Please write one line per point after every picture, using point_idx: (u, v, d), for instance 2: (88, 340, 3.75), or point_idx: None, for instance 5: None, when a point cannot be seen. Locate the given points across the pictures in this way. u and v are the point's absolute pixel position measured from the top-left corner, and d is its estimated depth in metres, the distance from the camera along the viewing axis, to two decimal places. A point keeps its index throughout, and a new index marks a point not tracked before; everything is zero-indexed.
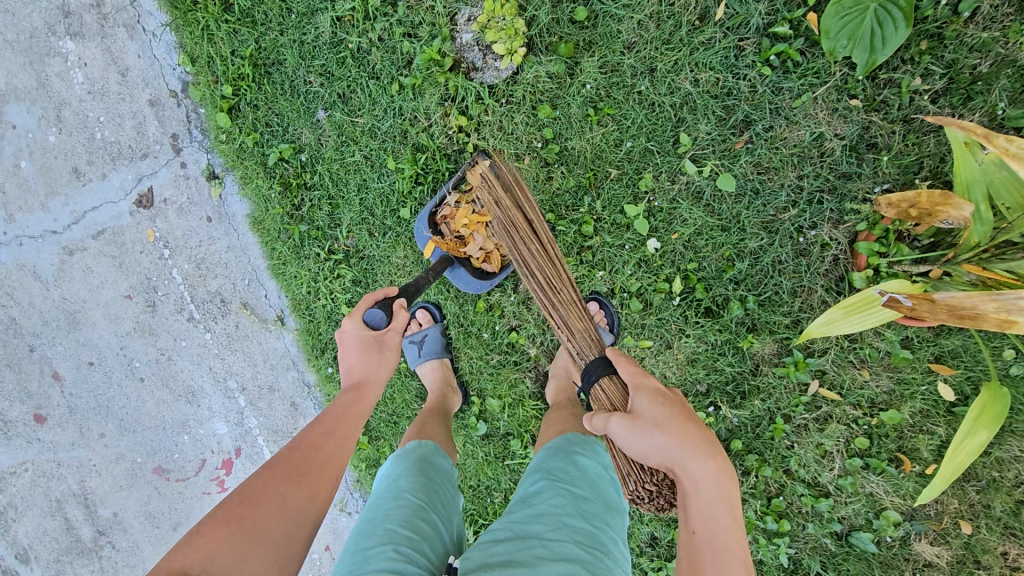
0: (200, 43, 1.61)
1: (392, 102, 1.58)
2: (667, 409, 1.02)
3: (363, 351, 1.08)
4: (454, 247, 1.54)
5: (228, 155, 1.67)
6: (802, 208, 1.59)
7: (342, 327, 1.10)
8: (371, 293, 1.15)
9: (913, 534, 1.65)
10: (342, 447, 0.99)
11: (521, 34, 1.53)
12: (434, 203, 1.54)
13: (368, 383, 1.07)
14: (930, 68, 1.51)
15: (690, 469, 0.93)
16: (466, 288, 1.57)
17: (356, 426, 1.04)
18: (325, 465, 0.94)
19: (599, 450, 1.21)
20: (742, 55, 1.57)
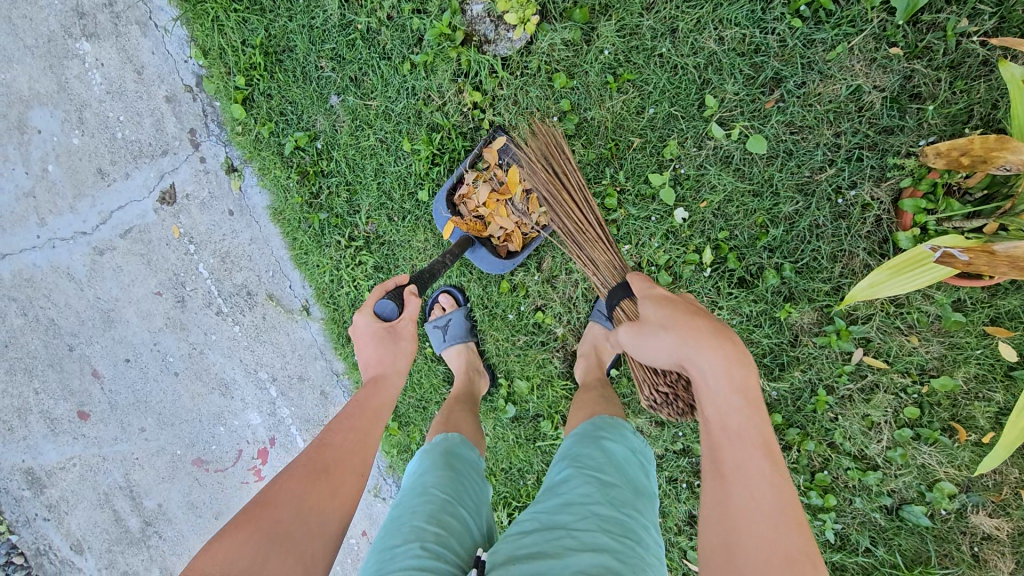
0: (210, 35, 1.60)
1: (404, 82, 1.55)
2: (674, 307, 0.98)
3: (378, 344, 1.07)
4: (475, 227, 1.50)
5: (245, 147, 1.66)
6: (840, 166, 1.49)
7: (354, 322, 1.10)
8: (383, 283, 1.15)
9: (970, 506, 1.58)
10: (364, 441, 0.98)
11: (533, 1, 1.46)
12: (452, 182, 1.50)
13: (384, 377, 1.06)
14: (978, 8, 1.40)
15: (698, 362, 0.86)
16: (489, 269, 1.54)
17: (375, 420, 1.03)
18: (344, 460, 0.93)
19: (628, 434, 1.18)
20: (770, 9, 1.48)
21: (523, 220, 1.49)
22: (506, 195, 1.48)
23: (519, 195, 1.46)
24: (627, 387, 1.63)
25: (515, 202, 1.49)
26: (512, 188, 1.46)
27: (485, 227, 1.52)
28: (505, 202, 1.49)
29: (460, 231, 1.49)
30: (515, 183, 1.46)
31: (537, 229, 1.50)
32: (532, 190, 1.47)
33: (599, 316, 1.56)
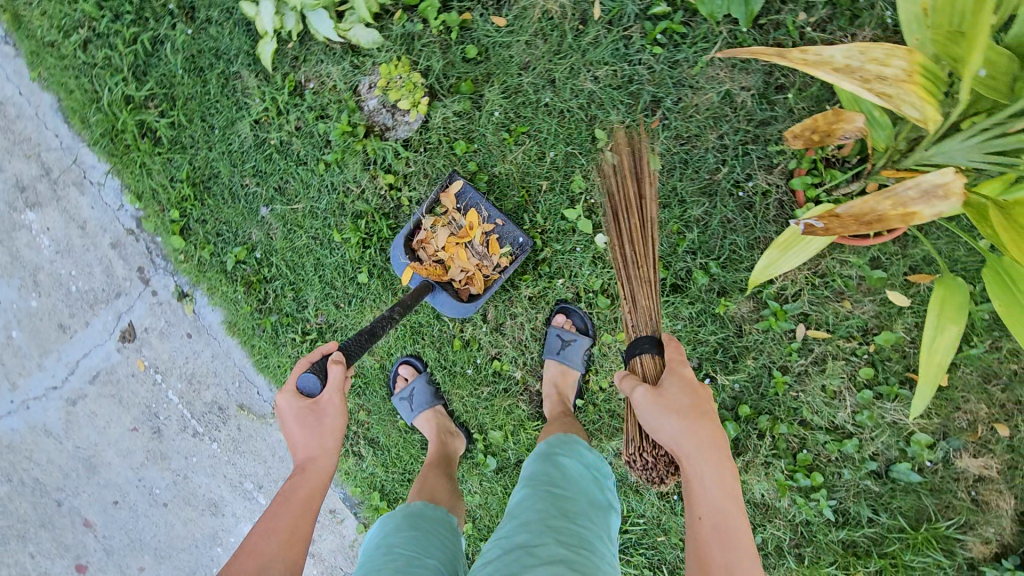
0: (140, 179, 1.73)
1: (323, 181, 1.67)
2: (694, 399, 1.09)
3: (301, 427, 1.12)
4: (436, 272, 1.57)
5: (191, 272, 1.76)
6: (732, 164, 1.62)
7: (279, 405, 1.13)
8: (307, 359, 1.16)
9: (953, 452, 1.60)
10: (294, 533, 1.06)
11: (421, 86, 1.62)
12: (409, 229, 1.57)
13: (309, 464, 1.12)
14: (809, 2, 1.57)
15: (700, 462, 1.01)
16: (450, 313, 1.60)
17: (304, 509, 1.09)
18: (267, 560, 1.01)
19: (582, 447, 1.23)
20: (631, 43, 1.64)
21: (483, 262, 1.60)
22: (466, 239, 1.59)
23: (479, 238, 1.59)
24: (595, 413, 1.67)
25: (474, 246, 1.60)
26: (472, 232, 1.59)
27: (445, 271, 1.59)
28: (465, 245, 1.59)
29: (421, 276, 1.55)
30: (474, 227, 1.59)
31: (496, 271, 1.61)
32: (491, 234, 1.61)
33: (551, 353, 1.63)
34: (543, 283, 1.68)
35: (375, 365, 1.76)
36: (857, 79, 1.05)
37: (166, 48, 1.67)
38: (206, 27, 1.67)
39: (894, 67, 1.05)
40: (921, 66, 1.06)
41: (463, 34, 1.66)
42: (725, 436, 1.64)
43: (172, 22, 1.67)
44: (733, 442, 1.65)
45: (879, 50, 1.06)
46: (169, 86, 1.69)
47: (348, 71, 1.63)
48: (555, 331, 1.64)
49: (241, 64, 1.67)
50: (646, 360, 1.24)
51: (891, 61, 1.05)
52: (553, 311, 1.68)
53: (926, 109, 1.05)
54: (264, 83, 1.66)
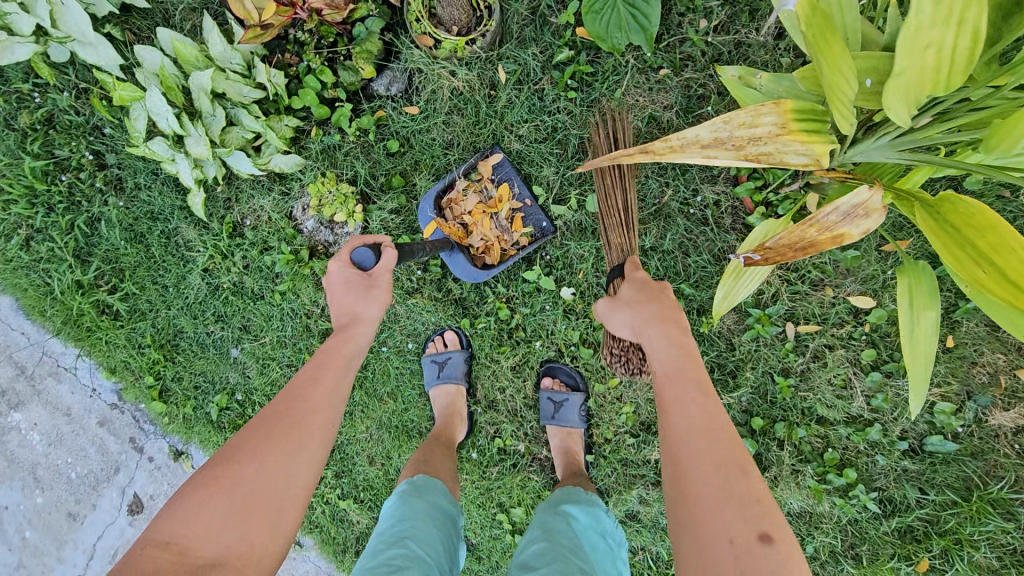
0: (110, 354, 1.73)
1: (283, 309, 1.67)
2: (642, 290, 1.13)
3: (347, 290, 1.08)
4: (457, 233, 1.57)
5: (179, 430, 1.74)
6: (676, 182, 1.58)
7: (330, 270, 1.09)
8: (360, 236, 1.12)
9: (982, 410, 1.52)
10: (334, 394, 1.00)
11: (352, 194, 1.62)
12: (443, 185, 1.57)
13: (353, 323, 1.08)
14: (706, 8, 1.54)
15: (652, 327, 1.03)
16: (464, 277, 1.58)
17: (346, 368, 1.04)
18: (313, 408, 0.95)
19: (600, 514, 1.22)
20: (544, 95, 1.63)
21: (504, 235, 1.58)
22: (494, 208, 1.58)
23: (505, 209, 1.57)
24: (608, 465, 1.63)
25: (500, 217, 1.58)
26: (501, 203, 1.57)
27: (466, 235, 1.59)
28: (491, 215, 1.58)
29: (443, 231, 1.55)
30: (503, 200, 1.57)
31: (515, 247, 1.60)
32: (518, 211, 1.60)
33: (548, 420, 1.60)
34: (522, 350, 1.66)
35: (381, 474, 1.72)
36: (728, 150, 0.80)
37: (104, 225, 1.69)
38: (135, 194, 1.69)
39: (764, 125, 0.80)
40: (795, 109, 0.82)
41: (381, 130, 1.66)
42: None
43: (103, 197, 1.69)
44: (755, 459, 1.59)
45: (741, 111, 0.80)
46: (115, 260, 1.71)
47: (279, 200, 1.64)
48: (547, 395, 1.61)
49: (177, 219, 1.68)
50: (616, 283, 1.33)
51: (760, 120, 0.80)
52: (540, 375, 1.66)
53: (812, 151, 0.80)
54: (203, 232, 1.67)
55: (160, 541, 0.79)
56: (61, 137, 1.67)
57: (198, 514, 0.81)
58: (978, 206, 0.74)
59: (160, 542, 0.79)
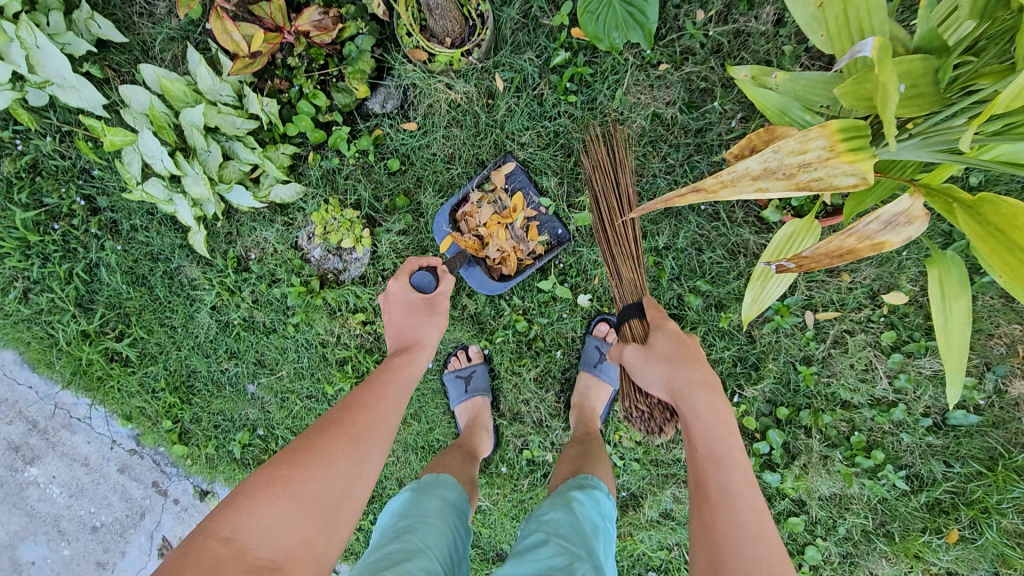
0: (124, 401, 1.70)
1: (297, 341, 1.64)
2: (676, 342, 1.05)
3: (412, 314, 1.14)
4: (473, 245, 1.48)
5: (203, 470, 1.72)
6: (685, 180, 1.56)
7: (390, 289, 1.17)
8: (419, 261, 1.21)
9: (1003, 381, 1.53)
10: (394, 408, 1.01)
11: (357, 219, 1.59)
12: (456, 201, 1.50)
13: (415, 346, 1.12)
14: None
15: (693, 398, 0.96)
16: (479, 288, 1.55)
17: (407, 387, 1.06)
18: (378, 420, 0.97)
19: (601, 498, 1.18)
20: (544, 100, 1.57)
21: (520, 245, 1.52)
22: (507, 219, 1.51)
23: (519, 219, 1.51)
24: (639, 467, 1.64)
25: (514, 228, 1.52)
26: (515, 213, 1.51)
27: (482, 247, 1.51)
28: (505, 226, 1.51)
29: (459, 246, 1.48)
30: (518, 208, 1.51)
31: (530, 256, 1.54)
32: (532, 220, 1.55)
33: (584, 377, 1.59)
34: (543, 360, 1.65)
35: None
36: (779, 179, 0.76)
37: (103, 270, 1.65)
38: (133, 236, 1.64)
39: (814, 150, 0.76)
40: (840, 127, 0.77)
41: (380, 149, 1.61)
42: (774, 444, 1.60)
43: (99, 242, 1.64)
44: (783, 448, 1.61)
45: (789, 138, 0.76)
46: (120, 305, 1.67)
47: (283, 231, 1.61)
48: (594, 343, 1.60)
49: (179, 258, 1.64)
50: (634, 323, 1.20)
51: (809, 145, 0.76)
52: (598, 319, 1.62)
53: (861, 169, 0.76)
54: (208, 269, 1.63)
55: (222, 533, 0.76)
56: (48, 184, 1.61)
57: (265, 510, 0.79)
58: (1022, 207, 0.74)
59: (223, 537, 0.76)
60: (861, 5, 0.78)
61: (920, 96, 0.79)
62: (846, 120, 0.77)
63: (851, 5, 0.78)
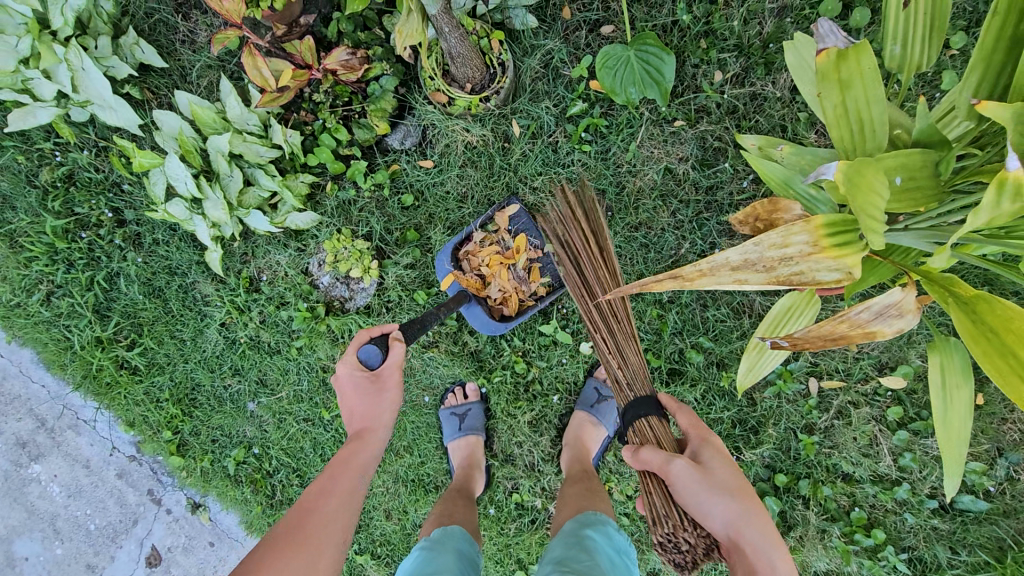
0: (129, 408, 1.74)
1: (299, 364, 1.67)
2: (721, 458, 1.03)
3: (366, 395, 1.12)
4: (475, 285, 1.50)
5: (197, 483, 1.74)
6: (693, 236, 1.55)
7: (338, 371, 1.13)
8: (369, 330, 1.15)
9: (1015, 468, 1.46)
10: (343, 503, 1.03)
11: (367, 250, 1.62)
12: (460, 239, 1.51)
13: (366, 433, 1.12)
14: (722, 59, 1.51)
15: (753, 526, 0.93)
16: (481, 328, 1.53)
17: (359, 476, 1.08)
18: (326, 519, 0.98)
19: (612, 532, 1.18)
20: (559, 148, 1.60)
21: (522, 286, 1.51)
22: (511, 259, 1.51)
23: (522, 262, 1.50)
24: (630, 523, 1.62)
25: (517, 268, 1.52)
26: (518, 253, 1.51)
27: (484, 286, 1.52)
28: (508, 265, 1.51)
29: (461, 285, 1.49)
30: (521, 249, 1.51)
31: (533, 297, 1.53)
32: (535, 261, 1.53)
33: (582, 407, 1.58)
34: (539, 405, 1.64)
35: (398, 529, 1.71)
36: (760, 271, 0.74)
37: (123, 280, 1.71)
38: (154, 249, 1.70)
39: (796, 245, 0.75)
40: (825, 223, 0.77)
41: (396, 184, 1.65)
42: (770, 512, 1.55)
43: (122, 253, 1.71)
44: (779, 517, 1.55)
45: (772, 231, 0.75)
46: (135, 315, 1.72)
47: (295, 256, 1.65)
48: (594, 383, 1.60)
49: (195, 273, 1.69)
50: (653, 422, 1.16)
51: (792, 240, 0.75)
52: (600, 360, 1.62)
53: (845, 265, 0.76)
54: (221, 287, 1.68)
55: None
56: (81, 194, 1.69)
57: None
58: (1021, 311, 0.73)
59: None
60: (860, 96, 0.78)
61: (919, 189, 0.78)
62: (831, 216, 0.77)
63: (849, 97, 0.79)
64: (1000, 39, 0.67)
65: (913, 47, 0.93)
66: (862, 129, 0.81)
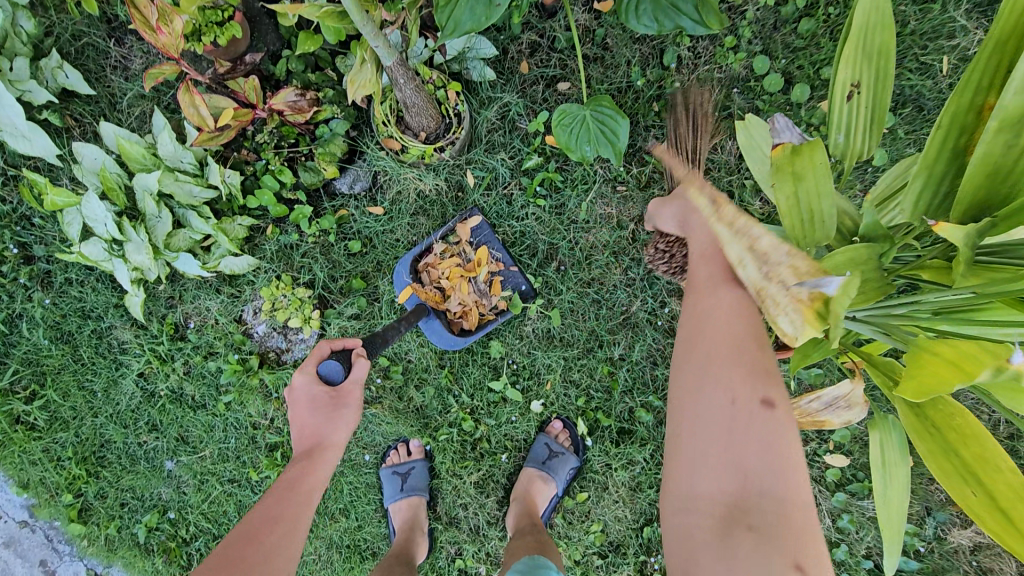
0: (24, 468, 1.54)
1: (226, 420, 1.54)
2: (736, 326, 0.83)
3: (315, 408, 0.98)
4: (434, 297, 1.43)
5: (100, 553, 1.55)
6: (645, 295, 1.54)
7: (293, 382, 0.98)
8: (329, 342, 1.01)
9: (943, 528, 1.51)
10: (289, 532, 0.91)
11: (308, 299, 1.54)
12: (418, 250, 1.45)
13: (318, 450, 0.99)
14: None
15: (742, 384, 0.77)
16: (440, 342, 1.46)
17: (306, 503, 0.97)
18: (272, 550, 0.87)
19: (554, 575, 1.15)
20: (513, 201, 1.58)
21: (482, 300, 1.47)
22: (471, 272, 1.46)
23: (482, 274, 1.46)
24: None
25: (478, 281, 1.47)
26: (479, 266, 1.46)
27: (443, 300, 1.45)
28: (469, 279, 1.46)
29: (418, 298, 1.42)
30: (482, 262, 1.47)
31: (494, 311, 1.49)
32: (496, 273, 1.49)
33: (532, 460, 1.54)
34: (486, 464, 1.58)
35: None
36: (757, 269, 0.83)
37: (26, 323, 1.54)
38: (64, 289, 1.54)
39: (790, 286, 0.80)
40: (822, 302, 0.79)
41: (342, 230, 1.57)
42: None
43: (27, 293, 1.54)
44: None
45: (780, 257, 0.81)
46: (37, 362, 1.54)
47: (228, 303, 1.54)
48: (544, 439, 1.55)
49: (111, 318, 1.54)
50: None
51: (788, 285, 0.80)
52: (551, 416, 1.59)
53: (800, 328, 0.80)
54: (141, 334, 1.54)
55: None
56: None
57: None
58: (960, 410, 0.79)
59: None
60: (811, 189, 0.81)
61: (866, 281, 0.80)
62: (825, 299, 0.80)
63: (802, 189, 0.81)
64: (943, 149, 0.74)
65: (855, 137, 0.97)
66: (813, 220, 0.83)
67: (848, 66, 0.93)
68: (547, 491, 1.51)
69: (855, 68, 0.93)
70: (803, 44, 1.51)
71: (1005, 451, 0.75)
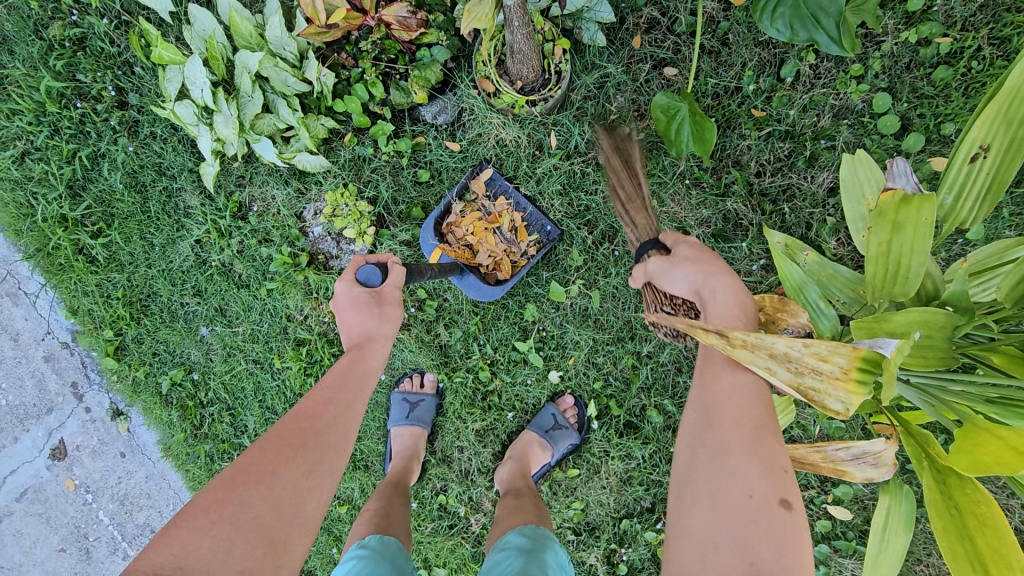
0: (76, 295, 1.65)
1: (265, 305, 1.61)
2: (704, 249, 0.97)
3: (360, 310, 0.98)
4: (465, 255, 1.49)
5: (125, 391, 1.67)
6: None
7: (334, 291, 1.00)
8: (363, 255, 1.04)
9: None
10: (346, 418, 0.91)
11: (367, 214, 1.57)
12: (440, 212, 1.48)
13: (370, 342, 0.99)
14: (771, 137, 1.49)
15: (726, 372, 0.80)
16: (478, 296, 1.49)
17: (363, 388, 0.96)
18: (328, 428, 0.87)
19: (559, 549, 1.18)
20: (586, 174, 1.54)
21: (512, 248, 1.52)
22: (494, 223, 1.52)
23: (507, 224, 1.52)
24: None
25: (502, 231, 1.52)
26: (500, 217, 1.52)
27: (473, 255, 1.50)
28: (493, 230, 1.52)
29: (450, 257, 1.46)
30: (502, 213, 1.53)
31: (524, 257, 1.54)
32: (518, 220, 1.53)
33: (534, 424, 1.57)
34: (491, 417, 1.62)
35: None
36: (789, 370, 0.76)
37: (106, 164, 1.61)
38: (148, 141, 1.60)
39: (833, 364, 0.76)
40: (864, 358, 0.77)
41: (416, 156, 1.58)
42: None
43: (114, 135, 1.61)
44: None
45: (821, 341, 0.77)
46: (108, 203, 1.63)
47: (293, 197, 1.59)
48: (551, 410, 1.58)
49: (184, 181, 1.61)
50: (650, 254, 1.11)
51: (834, 359, 0.76)
52: (565, 390, 1.61)
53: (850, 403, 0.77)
54: (206, 203, 1.60)
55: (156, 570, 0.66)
56: (86, 62, 1.57)
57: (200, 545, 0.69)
58: (988, 500, 0.78)
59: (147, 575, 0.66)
60: (906, 241, 0.78)
61: (929, 348, 0.78)
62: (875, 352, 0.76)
63: (897, 239, 0.79)
64: None
65: (964, 202, 0.92)
66: (897, 271, 0.81)
67: (983, 127, 0.87)
68: (543, 456, 1.54)
69: (991, 130, 0.87)
70: (932, 92, 1.41)
71: (1021, 549, 0.73)
